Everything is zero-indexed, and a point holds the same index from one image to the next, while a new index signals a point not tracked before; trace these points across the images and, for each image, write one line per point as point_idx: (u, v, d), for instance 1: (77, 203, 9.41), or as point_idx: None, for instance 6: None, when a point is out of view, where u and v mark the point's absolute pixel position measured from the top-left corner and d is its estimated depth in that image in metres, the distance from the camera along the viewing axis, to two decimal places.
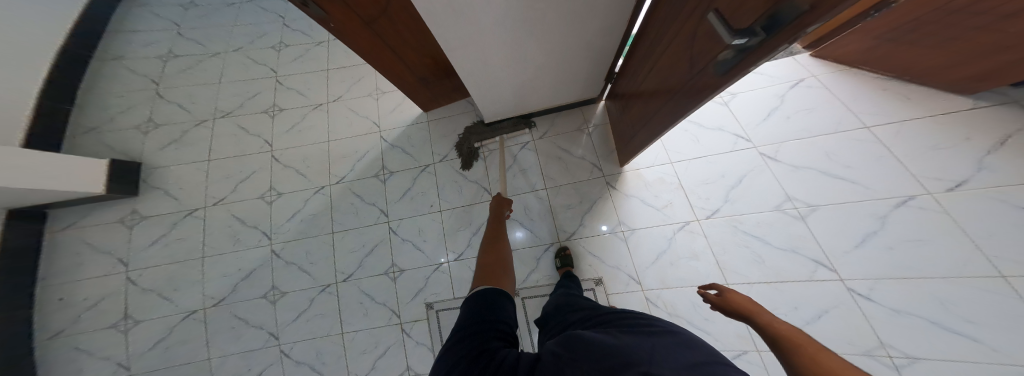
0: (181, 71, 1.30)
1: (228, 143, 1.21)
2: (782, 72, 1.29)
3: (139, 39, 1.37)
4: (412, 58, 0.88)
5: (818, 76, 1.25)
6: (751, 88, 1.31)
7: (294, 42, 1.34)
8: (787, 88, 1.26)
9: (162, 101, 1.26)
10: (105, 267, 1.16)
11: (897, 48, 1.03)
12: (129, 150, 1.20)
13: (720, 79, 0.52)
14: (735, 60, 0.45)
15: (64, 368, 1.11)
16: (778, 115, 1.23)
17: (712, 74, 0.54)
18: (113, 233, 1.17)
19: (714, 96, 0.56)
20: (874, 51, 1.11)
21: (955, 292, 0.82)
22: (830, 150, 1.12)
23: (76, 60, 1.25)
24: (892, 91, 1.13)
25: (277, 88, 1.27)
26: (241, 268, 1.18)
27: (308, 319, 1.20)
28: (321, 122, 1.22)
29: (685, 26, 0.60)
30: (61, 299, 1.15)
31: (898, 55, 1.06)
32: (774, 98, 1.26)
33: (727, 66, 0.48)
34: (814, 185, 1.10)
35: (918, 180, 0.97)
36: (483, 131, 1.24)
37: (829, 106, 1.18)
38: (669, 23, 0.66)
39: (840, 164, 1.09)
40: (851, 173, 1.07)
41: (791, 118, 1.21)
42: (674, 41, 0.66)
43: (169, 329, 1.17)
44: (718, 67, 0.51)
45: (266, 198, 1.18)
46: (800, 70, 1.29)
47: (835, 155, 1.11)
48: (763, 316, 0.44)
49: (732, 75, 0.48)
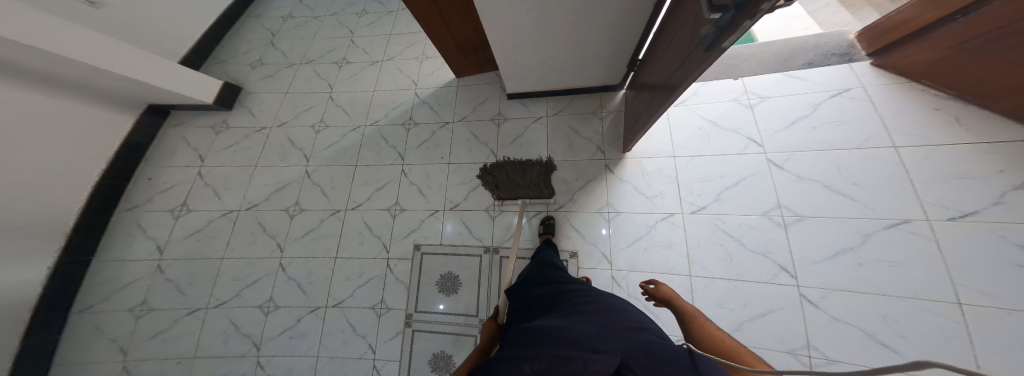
0: (292, 28, 1.75)
1: (304, 82, 1.56)
2: (829, 79, 1.16)
3: (273, 4, 1.88)
4: (455, 23, 1.11)
5: (868, 87, 1.11)
6: (786, 93, 1.20)
7: (373, 12, 1.74)
8: (825, 97, 1.14)
9: (272, 48, 1.69)
10: (188, 160, 1.47)
11: (980, 58, 0.89)
12: (238, 78, 1.61)
13: (703, 56, 0.73)
14: (717, 35, 0.66)
15: (125, 235, 1.37)
16: (804, 124, 1.13)
17: (699, 52, 0.74)
18: (204, 136, 1.50)
19: (701, 72, 0.76)
20: (943, 63, 0.99)
21: (904, 311, 0.84)
22: (843, 165, 1.03)
23: (231, 13, 1.75)
24: (945, 112, 1.01)
25: (351, 46, 1.63)
26: (278, 181, 1.40)
27: (313, 238, 1.34)
28: (374, 75, 1.53)
29: (684, 30, 0.82)
30: (148, 179, 1.46)
31: (970, 71, 0.94)
32: (805, 106, 1.15)
33: (709, 42, 0.69)
34: (815, 197, 1.01)
35: (923, 207, 0.92)
36: (508, 185, 1.22)
37: (863, 118, 1.07)
38: (674, 29, 0.89)
39: (848, 180, 1.01)
40: (857, 190, 0.99)
41: (816, 128, 1.10)
42: (676, 42, 0.88)
43: (208, 222, 1.38)
44: (704, 43, 0.72)
45: (315, 128, 1.45)
46: (849, 78, 1.15)
47: (846, 170, 1.02)
48: (674, 297, 0.78)
49: (714, 48, 0.68)
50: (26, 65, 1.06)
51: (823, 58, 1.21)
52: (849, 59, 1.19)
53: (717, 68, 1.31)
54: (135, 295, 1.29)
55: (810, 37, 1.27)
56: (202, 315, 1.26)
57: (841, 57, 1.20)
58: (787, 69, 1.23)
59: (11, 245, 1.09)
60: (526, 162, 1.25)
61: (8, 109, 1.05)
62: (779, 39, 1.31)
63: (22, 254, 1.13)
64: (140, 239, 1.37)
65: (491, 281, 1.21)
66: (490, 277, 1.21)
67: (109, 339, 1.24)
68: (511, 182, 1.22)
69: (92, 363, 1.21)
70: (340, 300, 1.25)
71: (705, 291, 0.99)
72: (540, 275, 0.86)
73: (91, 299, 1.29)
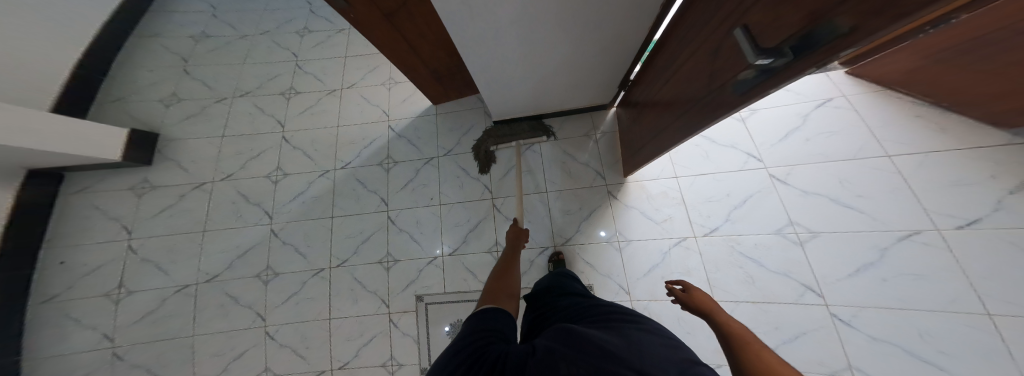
0: (209, 50, 1.38)
1: (244, 122, 1.27)
2: (810, 89, 1.20)
3: (176, 19, 1.46)
4: (428, 51, 0.91)
5: (849, 96, 1.15)
6: (774, 104, 1.22)
7: (317, 29, 1.41)
8: (811, 107, 1.17)
9: (187, 77, 1.33)
10: (110, 233, 1.19)
11: (952, 70, 0.85)
12: (150, 121, 1.26)
13: (734, 101, 0.55)
14: (758, 79, 0.46)
15: (53, 331, 1.12)
16: (796, 137, 1.15)
17: (730, 94, 0.56)
18: (124, 200, 1.21)
19: (729, 115, 0.58)
20: (920, 72, 0.96)
21: (935, 325, 0.82)
22: (844, 176, 1.04)
23: (115, 35, 1.32)
24: None
25: (297, 72, 1.33)
26: (239, 245, 1.19)
27: (297, 302, 1.18)
28: (334, 107, 1.27)
29: (708, 48, 0.62)
30: (62, 262, 1.18)
31: (945, 79, 0.90)
32: (795, 117, 1.17)
33: (746, 86, 0.50)
34: (819, 212, 1.04)
35: (927, 215, 0.90)
36: (501, 134, 1.23)
37: (850, 128, 1.10)
38: (692, 40, 0.69)
39: (851, 192, 1.02)
40: (862, 202, 1.00)
41: (810, 141, 1.12)
42: (695, 60, 0.69)
43: (160, 302, 1.16)
44: (738, 86, 0.53)
45: (272, 178, 1.22)
46: (830, 88, 1.19)
47: (848, 182, 1.03)
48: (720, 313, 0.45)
49: (752, 94, 0.49)
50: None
51: None
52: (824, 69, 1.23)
53: None
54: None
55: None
56: None
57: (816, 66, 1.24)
58: None
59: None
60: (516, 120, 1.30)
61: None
62: None
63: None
64: (71, 334, 1.12)
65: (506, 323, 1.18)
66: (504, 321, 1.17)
67: None
68: (503, 132, 1.24)
69: None
70: (345, 362, 1.14)
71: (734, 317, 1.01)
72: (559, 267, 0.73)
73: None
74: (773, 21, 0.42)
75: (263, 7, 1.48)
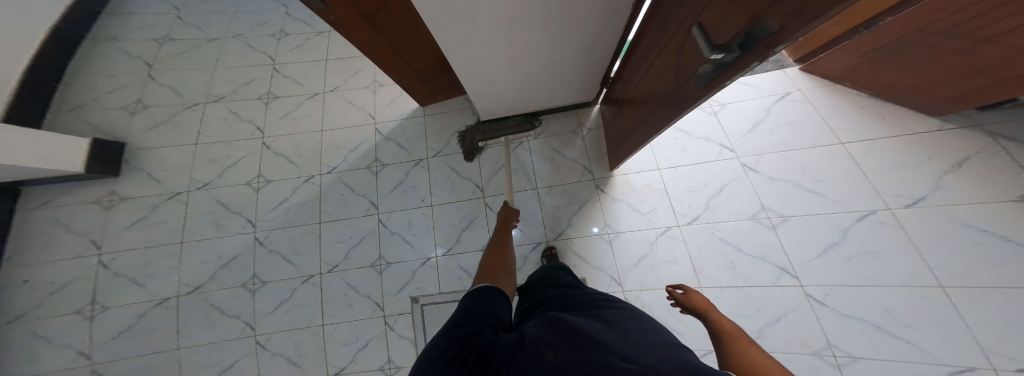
0: (176, 53, 1.30)
1: (219, 128, 1.21)
2: (771, 84, 1.28)
3: (137, 20, 1.36)
4: (410, 52, 0.89)
5: (803, 89, 1.24)
6: (739, 99, 1.30)
7: (294, 31, 1.36)
8: (774, 101, 1.25)
9: (153, 83, 1.25)
10: (78, 248, 1.12)
11: (882, 67, 1.01)
12: (113, 130, 1.18)
13: (698, 93, 0.58)
14: (714, 73, 0.50)
15: (20, 354, 1.05)
16: (763, 128, 1.23)
17: (694, 87, 0.59)
18: (91, 213, 1.14)
19: (694, 107, 0.61)
20: (855, 69, 1.11)
21: (901, 301, 0.88)
22: (806, 164, 1.13)
23: (68, 38, 1.23)
24: (869, 110, 1.13)
25: (274, 75, 1.28)
26: (222, 255, 1.15)
27: (288, 310, 1.16)
28: (316, 112, 1.24)
29: (672, 47, 0.66)
30: (25, 280, 1.10)
31: (877, 76, 1.05)
32: (759, 110, 1.26)
33: (706, 79, 0.54)
34: (787, 197, 1.11)
35: (880, 196, 1.00)
36: (489, 129, 1.26)
37: (809, 120, 1.19)
38: (659, 38, 0.72)
39: (813, 178, 1.11)
40: (822, 186, 1.08)
41: (774, 131, 1.21)
42: (664, 57, 0.72)
43: (138, 317, 1.11)
44: (699, 80, 0.56)
45: (253, 185, 1.18)
46: (787, 83, 1.28)
47: (809, 168, 1.12)
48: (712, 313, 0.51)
49: (710, 88, 0.53)
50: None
51: (762, 65, 1.32)
52: (782, 65, 1.32)
53: None
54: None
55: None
56: None
57: (775, 63, 1.32)
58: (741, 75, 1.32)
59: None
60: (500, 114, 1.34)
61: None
62: None
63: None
64: (43, 357, 1.06)
65: None
66: None
67: None
68: (490, 126, 1.27)
69: None
70: (341, 366, 1.14)
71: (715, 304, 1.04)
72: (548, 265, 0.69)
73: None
74: (723, 21, 0.46)
75: (234, 8, 1.41)
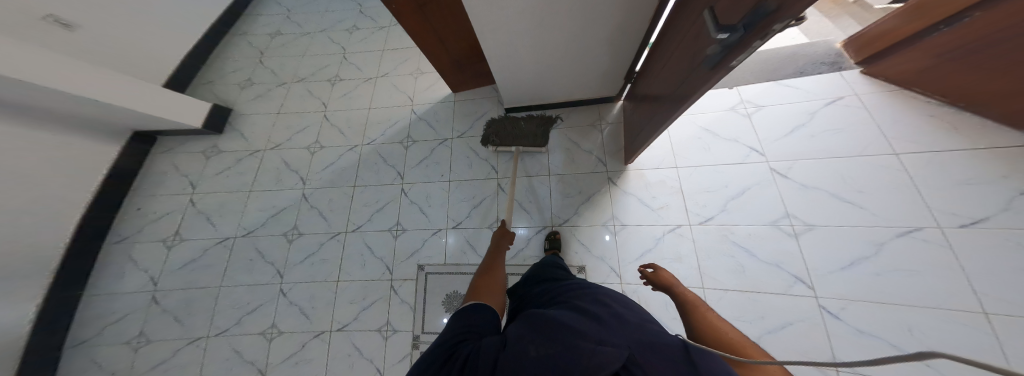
0: (280, 44, 1.70)
1: (297, 101, 1.52)
2: (821, 88, 1.20)
3: (260, 21, 1.82)
4: (450, 38, 1.07)
5: (860, 94, 1.15)
6: (780, 102, 1.22)
7: (364, 26, 1.69)
8: (819, 105, 1.17)
9: (260, 66, 1.64)
10: (178, 187, 1.43)
11: (958, 71, 0.96)
12: (227, 98, 1.56)
13: (706, 75, 0.67)
14: (722, 54, 0.59)
15: (114, 269, 1.32)
16: (802, 133, 1.14)
17: (703, 69, 0.68)
18: (194, 161, 1.46)
19: (703, 91, 0.70)
20: (931, 73, 1.03)
21: (926, 323, 0.82)
22: (845, 173, 1.03)
23: (216, 32, 1.69)
24: (940, 119, 1.05)
25: (343, 62, 1.59)
26: (275, 205, 1.37)
27: (314, 261, 1.30)
28: (369, 92, 1.49)
29: (688, 42, 0.76)
30: (138, 208, 1.41)
31: (957, 79, 0.98)
32: (801, 114, 1.17)
33: (714, 61, 0.63)
34: (818, 205, 1.02)
35: (933, 213, 0.92)
36: (504, 133, 1.20)
37: (860, 127, 1.10)
38: (679, 38, 0.82)
39: (851, 188, 1.01)
40: (861, 197, 0.99)
41: (815, 136, 1.12)
42: (680, 52, 0.82)
43: (204, 250, 1.34)
44: (708, 62, 0.65)
45: (310, 149, 1.42)
46: (842, 87, 1.19)
47: (848, 178, 1.03)
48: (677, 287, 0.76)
49: (718, 68, 0.62)
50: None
51: (813, 67, 1.24)
52: (839, 68, 1.23)
53: None
54: (129, 328, 1.23)
55: (800, 45, 1.31)
56: (201, 345, 1.20)
57: (830, 66, 1.24)
58: (781, 78, 1.26)
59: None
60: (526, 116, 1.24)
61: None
62: (772, 48, 1.34)
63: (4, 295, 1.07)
64: (133, 271, 1.32)
65: None
66: None
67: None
68: (508, 131, 1.20)
69: None
70: (344, 324, 1.21)
71: (716, 304, 0.97)
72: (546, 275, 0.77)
73: (81, 338, 1.22)
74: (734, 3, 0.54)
75: (324, 10, 1.80)
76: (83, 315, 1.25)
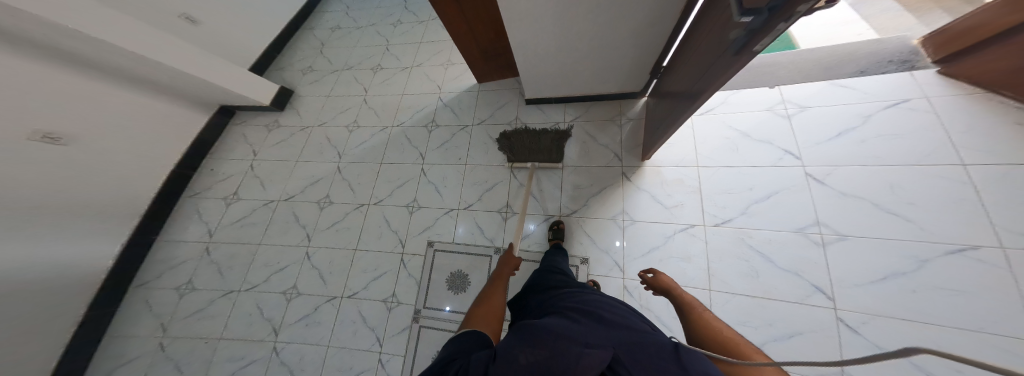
0: (338, 37, 1.96)
1: (344, 86, 1.73)
2: (884, 89, 1.06)
3: (324, 17, 2.10)
4: (479, 25, 1.17)
5: (932, 97, 1.01)
6: (830, 103, 1.11)
7: (407, 21, 1.89)
8: (876, 109, 1.04)
9: (320, 56, 1.90)
10: (242, 155, 1.66)
11: None
12: (290, 82, 1.83)
13: (731, 60, 0.64)
14: (745, 39, 0.57)
15: (181, 221, 1.53)
16: (850, 137, 1.03)
17: (727, 55, 0.66)
18: (257, 134, 1.71)
19: (727, 79, 0.67)
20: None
21: (958, 344, 0.77)
22: (896, 182, 0.93)
23: (290, 27, 2.00)
24: None
25: (386, 52, 1.78)
26: (315, 175, 1.54)
27: (338, 228, 1.42)
28: (404, 80, 1.65)
29: (715, 32, 0.74)
30: (211, 169, 1.64)
31: None
32: (852, 117, 1.06)
33: (739, 45, 0.61)
34: (856, 216, 0.93)
35: (995, 232, 0.82)
36: (521, 148, 1.30)
37: (924, 133, 0.97)
38: (706, 32, 0.81)
39: (901, 199, 0.92)
40: (911, 210, 0.90)
41: (865, 142, 1.01)
42: (706, 44, 0.80)
43: (252, 210, 1.52)
44: (733, 47, 0.63)
45: (348, 128, 1.59)
46: (910, 88, 1.05)
47: (899, 187, 0.92)
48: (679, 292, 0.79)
49: (743, 52, 0.60)
50: (113, 65, 1.26)
51: (877, 65, 1.11)
52: (911, 67, 1.08)
53: (748, 78, 1.25)
54: (180, 275, 1.41)
55: (863, 43, 1.18)
56: (233, 298, 1.34)
57: (900, 64, 1.09)
58: (836, 77, 1.14)
59: (85, 217, 1.25)
60: (541, 131, 1.33)
61: (100, 102, 1.26)
62: (825, 45, 1.23)
63: (97, 231, 1.30)
64: (196, 223, 1.52)
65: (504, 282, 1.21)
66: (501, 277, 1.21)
67: (154, 315, 1.35)
68: (525, 146, 1.30)
69: (130, 339, 1.31)
70: (355, 291, 1.30)
71: (723, 307, 0.95)
72: (541, 282, 0.81)
73: (143, 279, 1.42)
74: None
75: (375, 7, 2.03)
76: (148, 261, 1.45)
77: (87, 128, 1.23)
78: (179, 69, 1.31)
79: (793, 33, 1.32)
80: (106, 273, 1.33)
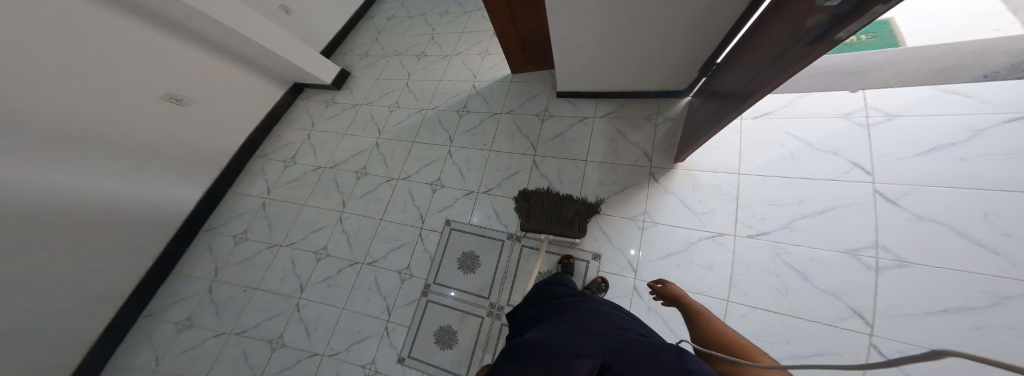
0: (393, 26, 2.14)
1: (392, 71, 1.89)
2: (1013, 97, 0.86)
3: (384, 7, 2.31)
4: (520, 15, 1.20)
5: None
6: (929, 112, 0.93)
7: (455, 12, 2.01)
8: (993, 121, 0.86)
9: (376, 42, 2.10)
10: (301, 126, 1.89)
11: None
12: (349, 65, 2.05)
13: (803, 51, 0.53)
14: (827, 25, 0.46)
15: (245, 178, 1.77)
16: (948, 153, 0.87)
17: (799, 46, 0.55)
18: (315, 108, 1.94)
19: (793, 74, 0.57)
20: None
21: None
22: (992, 209, 0.79)
23: (357, 17, 2.23)
24: None
25: (431, 41, 1.91)
26: (357, 148, 1.70)
27: (371, 197, 1.55)
28: (444, 67, 1.75)
29: (787, 21, 0.63)
30: (275, 136, 1.88)
31: None
32: (953, 130, 0.89)
33: (817, 34, 0.50)
34: (923, 242, 0.83)
35: None
36: (539, 216, 1.11)
37: None
38: (776, 22, 0.68)
39: (997, 229, 0.78)
40: (1011, 243, 0.75)
41: (967, 161, 0.85)
42: (774, 35, 0.68)
43: (302, 174, 1.72)
44: (809, 35, 0.52)
45: (390, 108, 1.74)
46: None
47: (996, 214, 0.78)
48: (686, 299, 0.77)
49: (821, 42, 0.49)
50: (221, 44, 1.53)
51: (1007, 70, 0.91)
52: None
53: (825, 79, 1.11)
54: (238, 225, 1.64)
55: (997, 41, 0.98)
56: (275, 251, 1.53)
57: None
58: (941, 81, 0.96)
59: (182, 166, 1.53)
60: (564, 196, 1.14)
61: (208, 74, 1.54)
62: (944, 43, 1.04)
63: (189, 179, 1.57)
64: (259, 180, 1.75)
65: (514, 267, 1.23)
66: (513, 263, 1.24)
67: (210, 258, 1.58)
68: (543, 214, 1.11)
69: (196, 273, 1.55)
70: (374, 259, 1.40)
71: (741, 320, 0.91)
72: (540, 292, 0.80)
73: (211, 224, 1.66)
74: None
75: None
76: (215, 210, 1.69)
77: (189, 93, 1.50)
78: (263, 49, 1.53)
79: (899, 28, 1.13)
80: (185, 216, 1.59)
